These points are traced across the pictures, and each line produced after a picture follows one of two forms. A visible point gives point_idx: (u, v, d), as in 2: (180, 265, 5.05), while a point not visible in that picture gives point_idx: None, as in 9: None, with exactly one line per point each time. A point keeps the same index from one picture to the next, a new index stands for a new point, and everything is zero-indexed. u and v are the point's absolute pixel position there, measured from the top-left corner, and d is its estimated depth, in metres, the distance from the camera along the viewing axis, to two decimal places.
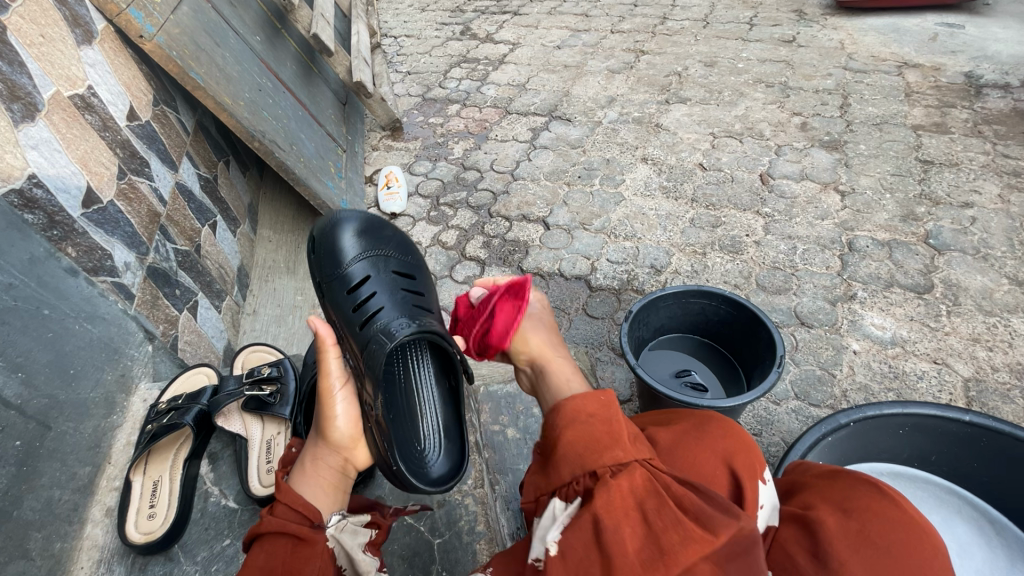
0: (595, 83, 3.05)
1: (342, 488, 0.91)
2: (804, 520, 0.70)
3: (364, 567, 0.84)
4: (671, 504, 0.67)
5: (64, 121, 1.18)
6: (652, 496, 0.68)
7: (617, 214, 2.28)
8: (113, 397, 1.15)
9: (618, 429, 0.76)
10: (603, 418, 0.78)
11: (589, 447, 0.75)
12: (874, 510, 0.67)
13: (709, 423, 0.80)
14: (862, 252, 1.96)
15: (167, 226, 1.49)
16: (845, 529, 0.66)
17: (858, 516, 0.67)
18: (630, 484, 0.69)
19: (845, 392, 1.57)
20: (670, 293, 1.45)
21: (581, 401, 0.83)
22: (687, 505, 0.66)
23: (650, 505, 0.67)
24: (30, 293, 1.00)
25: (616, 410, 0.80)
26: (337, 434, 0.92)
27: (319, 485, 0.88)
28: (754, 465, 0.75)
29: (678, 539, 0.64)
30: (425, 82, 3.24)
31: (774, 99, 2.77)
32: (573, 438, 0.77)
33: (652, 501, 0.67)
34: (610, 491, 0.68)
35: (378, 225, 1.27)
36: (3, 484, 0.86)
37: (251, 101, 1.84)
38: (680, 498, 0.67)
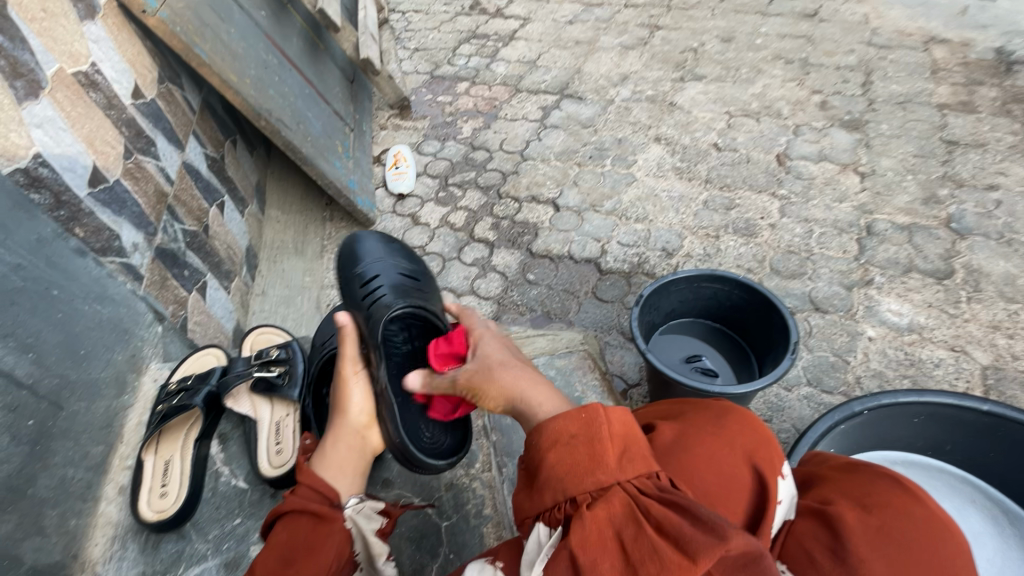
0: (608, 59, 2.97)
1: (361, 470, 0.93)
2: (822, 513, 0.68)
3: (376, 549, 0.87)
4: (650, 530, 0.60)
5: (68, 99, 1.16)
6: (632, 523, 0.62)
7: (628, 195, 2.24)
8: (123, 377, 1.16)
9: (602, 453, 0.68)
10: (585, 438, 0.69)
11: (569, 469, 0.68)
12: (894, 506, 0.66)
13: (725, 418, 0.78)
14: (881, 235, 1.91)
15: (175, 206, 1.48)
16: (866, 525, 0.64)
17: (878, 510, 0.65)
18: (608, 511, 0.64)
19: (859, 378, 1.55)
20: (681, 277, 1.43)
21: (559, 423, 0.72)
22: (670, 532, 0.59)
23: (629, 534, 0.61)
24: (38, 273, 1.00)
25: (601, 425, 0.70)
26: (353, 413, 0.94)
27: (339, 466, 0.91)
28: (775, 460, 0.74)
29: (656, 570, 0.57)
30: (434, 59, 3.17)
31: (794, 76, 2.68)
32: (553, 461, 0.70)
33: (630, 528, 0.62)
34: (587, 523, 0.63)
35: (389, 241, 1.29)
36: (17, 463, 0.87)
37: (257, 79, 1.81)
38: (659, 523, 0.60)
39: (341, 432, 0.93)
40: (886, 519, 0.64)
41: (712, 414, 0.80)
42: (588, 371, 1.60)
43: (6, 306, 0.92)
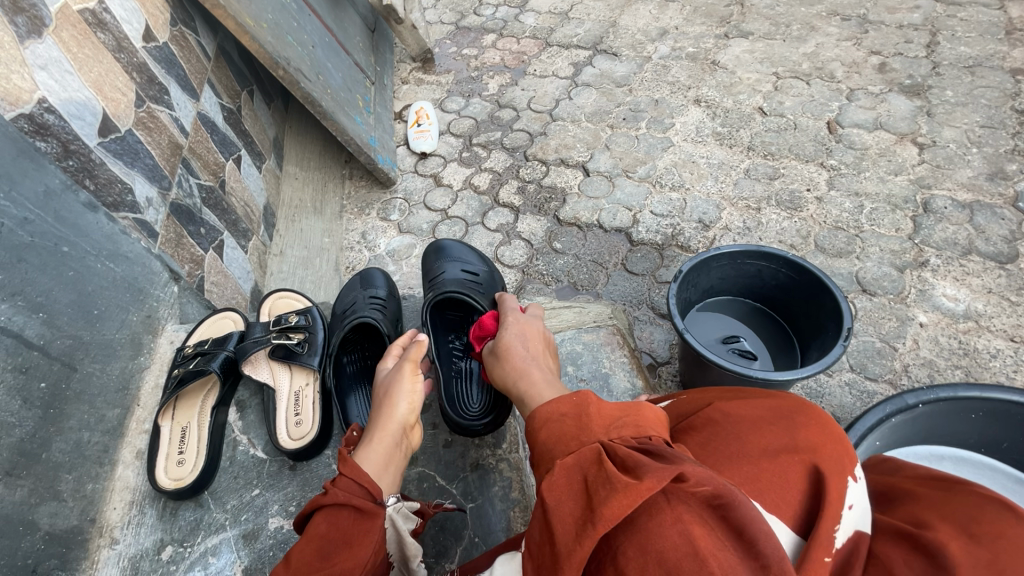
0: (646, 12, 2.76)
1: (397, 466, 0.90)
2: (918, 541, 0.61)
3: (410, 551, 0.83)
4: (611, 465, 0.60)
5: (75, 39, 1.08)
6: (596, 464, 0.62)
7: (664, 161, 2.11)
8: (139, 339, 1.12)
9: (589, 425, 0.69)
10: (574, 414, 0.71)
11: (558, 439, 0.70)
12: (1001, 533, 0.59)
13: (791, 410, 0.73)
14: (939, 214, 1.77)
15: (189, 159, 1.41)
16: (974, 558, 0.57)
17: (977, 531, 0.60)
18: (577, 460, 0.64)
19: (907, 366, 1.45)
20: (724, 253, 1.33)
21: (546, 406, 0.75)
22: (627, 463, 0.59)
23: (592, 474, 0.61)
24: (47, 229, 0.94)
25: (590, 404, 0.72)
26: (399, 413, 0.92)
27: (382, 464, 0.87)
28: (841, 459, 0.68)
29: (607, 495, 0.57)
30: (459, 9, 2.99)
31: (850, 34, 2.46)
32: (545, 439, 0.72)
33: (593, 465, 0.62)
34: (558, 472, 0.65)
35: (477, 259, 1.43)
36: (29, 427, 0.84)
37: (274, 23, 1.70)
38: (622, 460, 0.60)
39: (387, 428, 0.90)
40: (986, 539, 0.59)
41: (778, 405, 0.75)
42: (616, 347, 1.53)
43: (13, 262, 0.87)
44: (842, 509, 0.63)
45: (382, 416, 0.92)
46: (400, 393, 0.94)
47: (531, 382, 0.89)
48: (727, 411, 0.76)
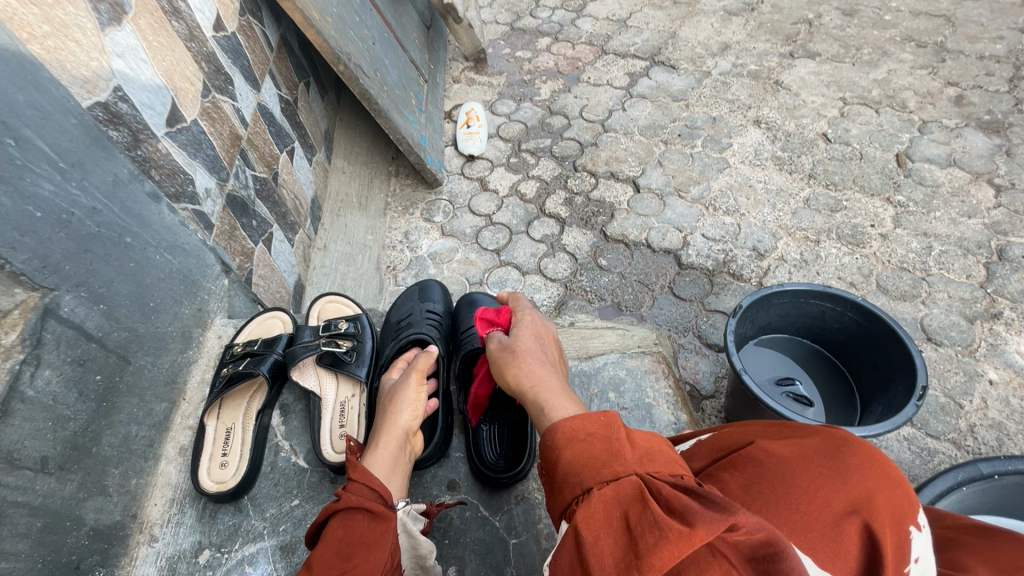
0: (708, 25, 2.69)
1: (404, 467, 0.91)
2: None
3: (425, 548, 0.85)
4: (656, 507, 0.55)
5: (151, 27, 1.07)
6: (639, 504, 0.57)
7: (719, 182, 2.04)
8: (189, 332, 1.12)
9: (620, 450, 0.63)
10: (602, 436, 0.65)
11: (587, 462, 0.63)
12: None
13: (847, 445, 0.62)
14: (1015, 263, 1.67)
15: (247, 150, 1.40)
16: None
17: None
18: (615, 494, 0.59)
19: (973, 427, 1.36)
20: (788, 290, 1.26)
21: (571, 422, 0.68)
22: (676, 508, 0.54)
23: (634, 513, 0.56)
24: (112, 219, 0.94)
25: (620, 430, 0.65)
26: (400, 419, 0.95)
27: (390, 469, 0.88)
28: (904, 505, 0.58)
29: (654, 543, 0.52)
30: (515, 10, 2.97)
31: (926, 63, 2.34)
32: (569, 459, 0.65)
33: (636, 507, 0.56)
34: (594, 503, 0.59)
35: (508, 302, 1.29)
36: (83, 421, 0.83)
37: (338, 17, 1.69)
38: (668, 501, 0.55)
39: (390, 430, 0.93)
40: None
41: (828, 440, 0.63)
42: (661, 377, 1.47)
43: (80, 253, 0.87)
44: (909, 564, 0.56)
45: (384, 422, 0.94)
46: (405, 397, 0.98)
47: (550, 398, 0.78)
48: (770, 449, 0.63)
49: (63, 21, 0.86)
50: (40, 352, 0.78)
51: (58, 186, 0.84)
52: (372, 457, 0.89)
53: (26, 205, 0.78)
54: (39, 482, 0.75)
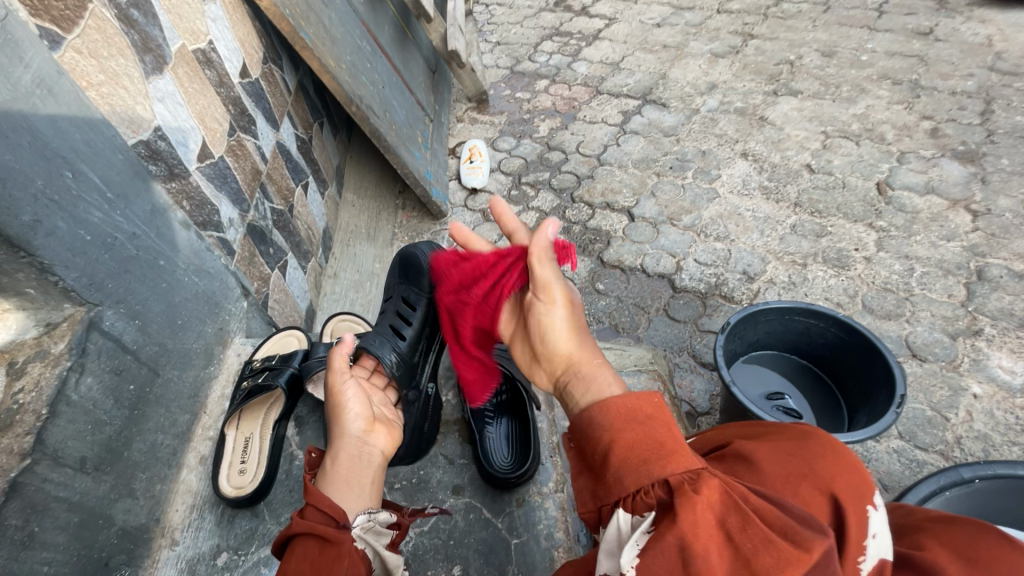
0: (696, 67, 2.87)
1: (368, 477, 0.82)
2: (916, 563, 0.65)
3: (392, 564, 0.78)
4: (756, 519, 0.56)
5: (187, 74, 1.20)
6: (733, 512, 0.57)
7: (709, 211, 2.14)
8: (211, 349, 1.20)
9: (677, 437, 0.64)
10: (662, 422, 0.65)
11: (651, 451, 0.62)
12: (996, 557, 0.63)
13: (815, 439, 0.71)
14: (994, 282, 1.75)
15: (266, 184, 1.51)
16: None
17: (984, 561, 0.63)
18: (711, 501, 0.57)
19: (959, 439, 1.41)
20: (772, 307, 1.34)
21: (621, 398, 0.67)
22: (773, 520, 0.57)
23: (733, 523, 0.56)
24: (149, 243, 1.03)
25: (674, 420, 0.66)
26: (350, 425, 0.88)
27: (352, 482, 0.80)
28: (863, 486, 0.66)
29: (773, 563, 0.53)
30: (515, 55, 3.19)
31: (902, 98, 2.48)
32: (630, 442, 0.64)
33: (734, 517, 0.57)
34: (696, 512, 0.56)
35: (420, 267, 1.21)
36: (118, 426, 0.90)
37: (351, 64, 1.84)
38: (764, 513, 0.57)
39: (345, 444, 0.84)
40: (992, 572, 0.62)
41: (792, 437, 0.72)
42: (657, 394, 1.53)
43: (120, 273, 0.96)
44: (865, 539, 0.63)
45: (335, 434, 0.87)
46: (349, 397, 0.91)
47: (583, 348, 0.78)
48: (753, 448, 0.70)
49: (115, 71, 0.98)
50: (84, 361, 0.86)
51: (105, 214, 0.93)
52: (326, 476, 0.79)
53: (79, 229, 0.88)
54: (77, 480, 0.82)
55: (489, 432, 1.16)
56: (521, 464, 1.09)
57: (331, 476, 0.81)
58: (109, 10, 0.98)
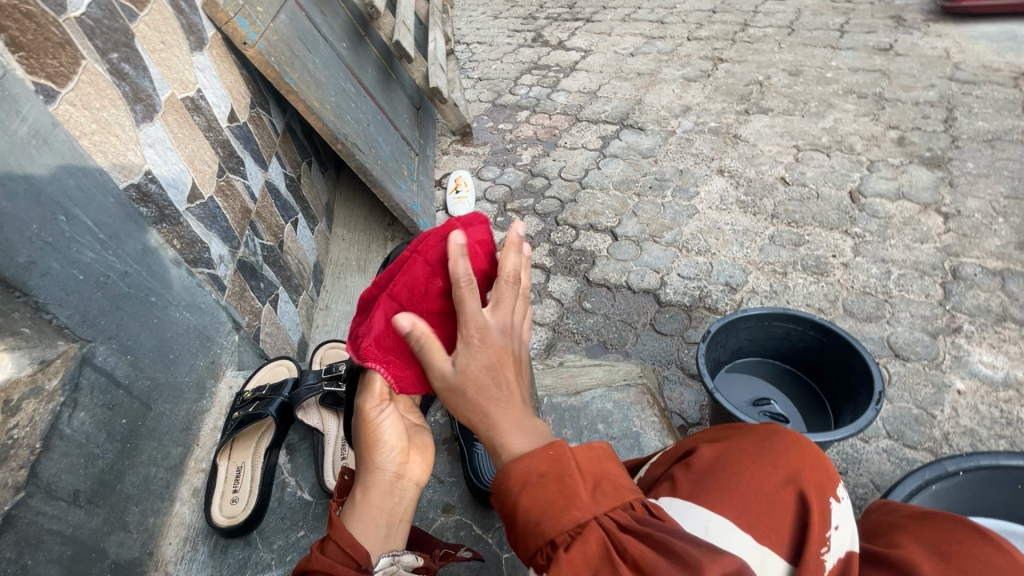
0: (669, 91, 2.99)
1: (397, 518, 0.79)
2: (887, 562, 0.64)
3: None
4: (625, 572, 0.55)
5: (176, 121, 1.26)
6: (609, 565, 0.56)
7: (690, 226, 2.20)
8: (203, 383, 1.22)
9: (574, 485, 0.62)
10: (554, 475, 0.62)
11: (541, 511, 0.61)
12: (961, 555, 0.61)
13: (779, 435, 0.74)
14: (969, 281, 1.79)
15: (256, 221, 1.56)
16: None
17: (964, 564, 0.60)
18: (585, 554, 0.57)
19: (946, 435, 1.43)
20: (751, 314, 1.38)
21: (524, 465, 0.63)
22: (646, 574, 0.53)
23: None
24: (141, 281, 1.07)
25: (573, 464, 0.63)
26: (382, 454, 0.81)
27: (376, 521, 0.78)
28: (823, 482, 0.69)
29: None
30: (496, 89, 3.32)
31: (867, 111, 2.59)
32: (523, 508, 0.62)
33: (605, 572, 0.55)
34: (563, 571, 0.56)
35: None
36: (110, 459, 0.93)
37: (336, 105, 1.93)
38: (636, 562, 0.55)
39: (378, 480, 0.80)
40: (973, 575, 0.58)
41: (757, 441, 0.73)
42: (646, 406, 1.55)
43: (112, 310, 0.99)
44: (830, 531, 0.66)
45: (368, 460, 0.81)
46: (386, 422, 0.83)
47: (488, 417, 0.67)
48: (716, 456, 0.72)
49: (107, 120, 1.04)
50: (77, 396, 0.89)
51: (98, 254, 0.97)
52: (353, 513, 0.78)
53: (73, 269, 0.92)
54: (69, 513, 0.84)
55: (479, 448, 1.17)
56: None
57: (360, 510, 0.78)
58: (101, 65, 1.05)
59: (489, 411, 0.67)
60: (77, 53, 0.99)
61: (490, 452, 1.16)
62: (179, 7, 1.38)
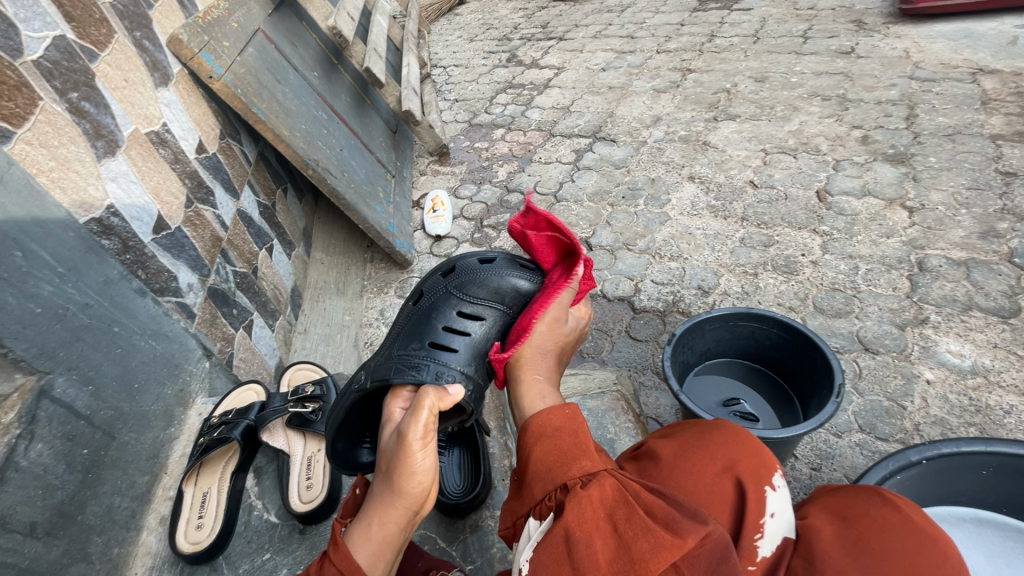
0: (640, 103, 3.05)
1: (397, 550, 0.79)
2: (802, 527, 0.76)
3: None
4: (640, 511, 0.65)
5: (140, 155, 1.29)
6: (622, 506, 0.67)
7: (662, 233, 2.23)
8: (171, 411, 1.25)
9: (586, 441, 0.77)
10: (569, 429, 0.79)
11: (557, 459, 0.75)
12: (863, 514, 0.73)
13: (718, 427, 0.81)
14: (935, 272, 1.82)
15: (227, 249, 1.58)
16: (840, 537, 0.71)
17: (856, 524, 0.72)
18: (601, 495, 0.68)
19: (918, 425, 1.44)
20: (716, 316, 1.39)
21: (545, 416, 0.81)
22: (659, 514, 0.64)
23: (620, 516, 0.66)
24: (103, 312, 1.08)
25: (581, 426, 0.80)
26: (414, 490, 0.76)
27: (380, 553, 0.76)
28: (762, 470, 0.77)
29: (648, 548, 0.61)
30: (472, 109, 3.39)
31: (832, 112, 2.65)
32: (540, 453, 0.78)
33: (621, 509, 0.66)
34: (583, 507, 0.66)
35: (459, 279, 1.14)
36: (70, 490, 0.95)
37: (307, 132, 1.97)
38: (649, 505, 0.66)
39: (396, 513, 0.77)
40: (861, 533, 0.70)
41: (700, 427, 0.82)
42: (621, 413, 1.55)
43: (72, 341, 1.01)
44: (763, 518, 0.74)
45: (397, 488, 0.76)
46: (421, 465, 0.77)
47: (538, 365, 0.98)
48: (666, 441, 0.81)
49: (66, 157, 1.07)
50: (34, 428, 0.91)
51: (56, 287, 0.99)
52: (357, 541, 0.75)
53: (29, 302, 0.94)
54: (26, 545, 0.86)
55: (441, 461, 1.20)
56: (473, 488, 1.13)
57: (363, 533, 0.76)
58: (59, 104, 1.07)
59: (551, 356, 1.01)
60: (34, 94, 1.02)
61: (452, 464, 1.19)
62: (143, 45, 1.41)
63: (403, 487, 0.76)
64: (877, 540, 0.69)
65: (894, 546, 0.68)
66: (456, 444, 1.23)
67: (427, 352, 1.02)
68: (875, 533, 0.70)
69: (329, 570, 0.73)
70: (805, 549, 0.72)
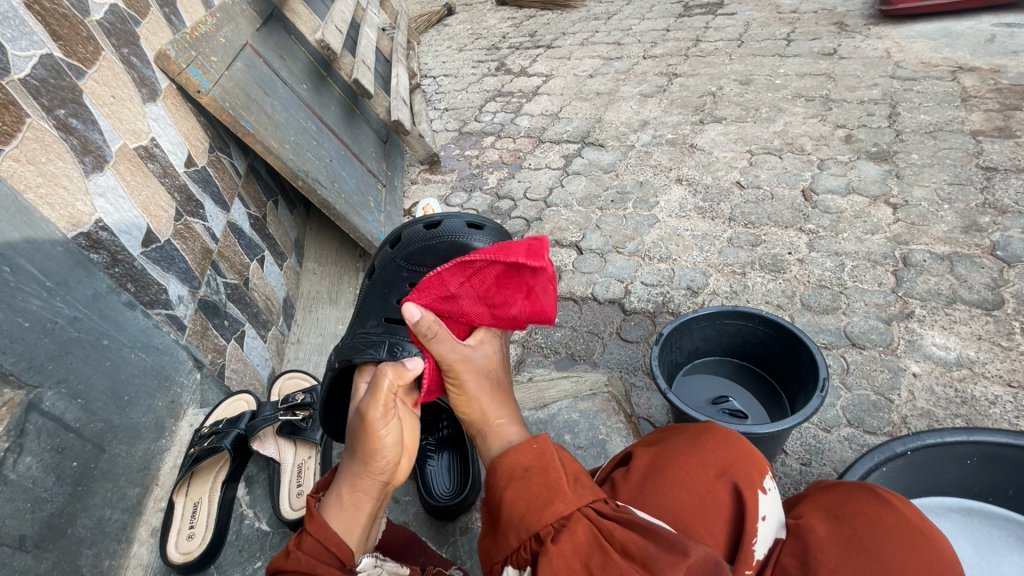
0: (628, 108, 3.09)
1: (373, 517, 0.83)
2: (796, 528, 0.72)
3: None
4: (615, 553, 0.63)
5: (128, 170, 1.30)
6: (598, 552, 0.63)
7: (651, 235, 2.25)
8: (162, 423, 1.27)
9: (556, 476, 0.72)
10: (538, 469, 0.73)
11: (529, 503, 0.70)
12: (860, 512, 0.70)
13: (706, 434, 0.78)
14: (919, 266, 1.84)
15: (218, 260, 1.59)
16: (835, 535, 0.68)
17: (852, 523, 0.69)
18: (573, 543, 0.64)
19: (905, 418, 1.46)
20: (703, 314, 1.40)
21: (512, 457, 0.76)
22: (635, 553, 0.62)
23: (596, 563, 0.62)
24: (92, 325, 1.10)
25: (552, 458, 0.75)
26: (381, 458, 0.81)
27: (355, 519, 0.81)
28: (753, 474, 0.74)
29: None
30: (462, 118, 3.43)
31: (816, 112, 2.68)
32: (511, 498, 0.72)
33: (598, 555, 0.63)
34: (554, 562, 0.62)
35: (417, 257, 1.20)
36: (60, 503, 0.97)
37: (296, 143, 1.99)
38: (625, 545, 0.63)
39: (368, 481, 0.82)
40: (857, 531, 0.67)
41: (688, 435, 0.79)
42: (612, 413, 1.56)
43: (61, 354, 1.02)
44: (757, 522, 0.70)
45: (363, 457, 0.81)
46: (385, 440, 0.82)
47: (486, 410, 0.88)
48: (653, 453, 0.77)
49: (54, 173, 1.08)
50: (23, 441, 0.93)
51: (44, 301, 1.00)
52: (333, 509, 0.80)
53: (17, 317, 0.95)
54: (16, 558, 0.88)
55: (431, 465, 1.22)
56: (462, 490, 1.15)
57: (338, 503, 0.81)
58: (46, 121, 1.09)
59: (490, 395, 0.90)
60: (21, 112, 1.03)
61: (442, 467, 1.21)
62: (130, 62, 1.43)
63: (370, 457, 0.81)
64: (874, 541, 0.66)
65: (892, 546, 0.65)
66: (445, 448, 1.24)
67: (384, 329, 1.10)
68: (872, 532, 0.67)
69: (307, 539, 0.77)
70: (797, 548, 0.69)
